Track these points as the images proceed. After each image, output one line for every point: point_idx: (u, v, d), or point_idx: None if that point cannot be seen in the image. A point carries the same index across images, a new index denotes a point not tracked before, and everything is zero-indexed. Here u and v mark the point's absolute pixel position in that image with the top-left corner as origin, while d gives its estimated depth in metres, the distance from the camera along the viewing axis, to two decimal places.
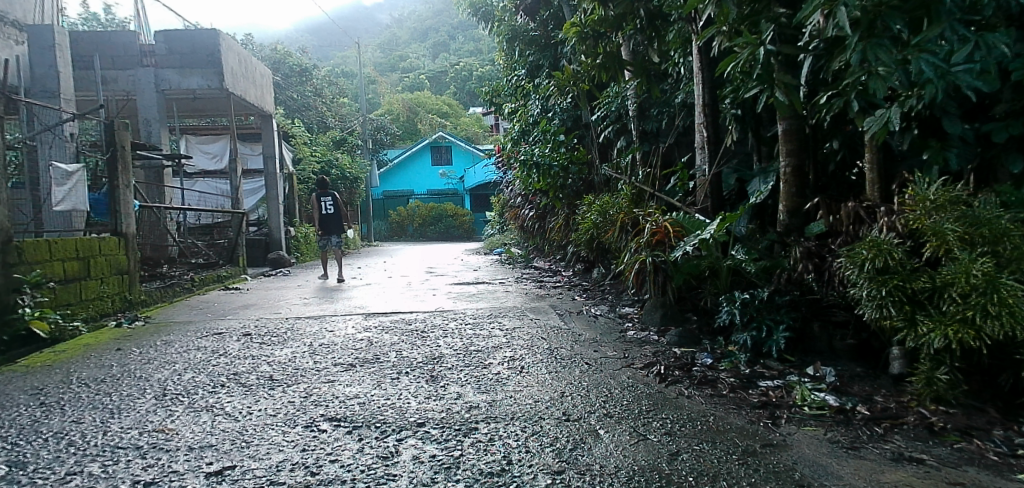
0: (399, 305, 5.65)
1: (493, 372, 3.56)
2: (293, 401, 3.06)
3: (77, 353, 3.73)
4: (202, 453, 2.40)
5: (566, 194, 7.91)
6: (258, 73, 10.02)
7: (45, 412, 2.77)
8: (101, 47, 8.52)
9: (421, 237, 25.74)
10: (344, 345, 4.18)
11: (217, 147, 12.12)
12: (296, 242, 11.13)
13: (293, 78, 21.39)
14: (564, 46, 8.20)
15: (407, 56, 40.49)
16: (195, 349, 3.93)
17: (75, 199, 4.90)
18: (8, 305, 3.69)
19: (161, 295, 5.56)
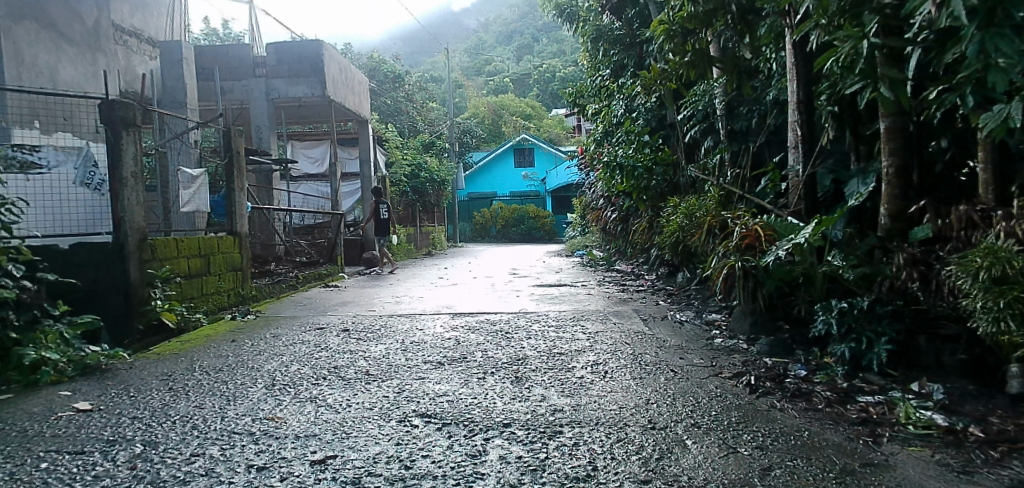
0: (484, 305, 5.75)
1: (576, 376, 3.58)
2: (387, 396, 3.21)
3: (199, 343, 4.09)
4: (307, 442, 2.57)
5: (651, 196, 7.77)
6: (356, 81, 10.51)
7: (173, 397, 3.06)
8: (220, 60, 9.21)
9: (504, 238, 26.04)
10: (433, 343, 4.33)
11: (318, 151, 12.81)
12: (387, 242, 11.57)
13: (387, 84, 22.16)
14: (650, 44, 8.04)
15: (492, 60, 41.10)
16: (300, 343, 4.20)
17: (198, 200, 5.34)
18: (144, 298, 4.07)
19: (270, 291, 5.96)
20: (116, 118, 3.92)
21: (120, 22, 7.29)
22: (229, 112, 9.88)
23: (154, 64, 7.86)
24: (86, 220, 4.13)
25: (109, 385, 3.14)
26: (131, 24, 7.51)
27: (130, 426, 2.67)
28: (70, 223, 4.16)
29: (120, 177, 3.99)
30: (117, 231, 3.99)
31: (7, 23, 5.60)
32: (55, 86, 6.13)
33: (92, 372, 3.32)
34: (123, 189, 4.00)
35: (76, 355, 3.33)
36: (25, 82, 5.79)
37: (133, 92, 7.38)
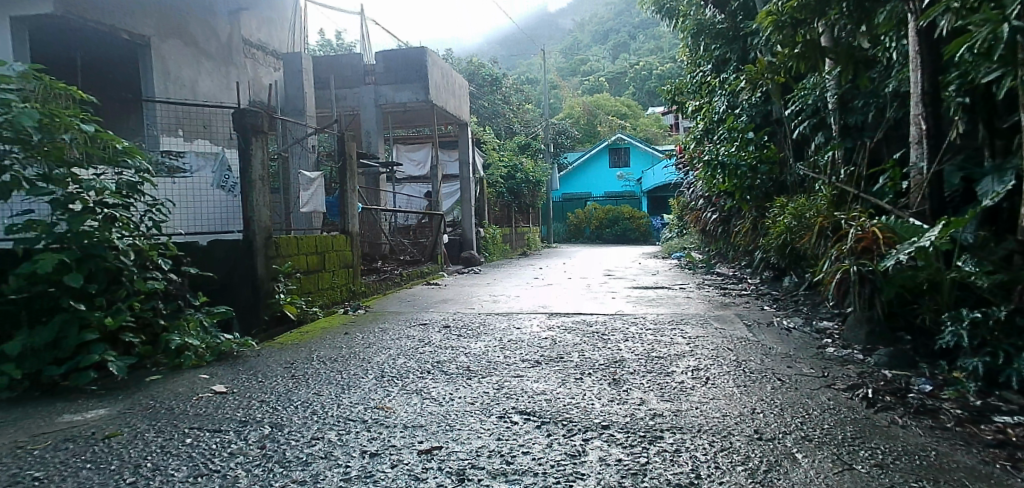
0: (581, 306, 5.74)
1: (676, 381, 3.49)
2: (487, 391, 3.28)
3: (316, 335, 4.37)
4: (413, 432, 2.68)
5: (755, 196, 7.44)
6: (457, 84, 10.80)
7: (294, 383, 3.29)
8: (334, 69, 9.80)
9: (598, 239, 25.84)
10: (531, 342, 4.38)
11: (420, 154, 13.29)
12: (484, 242, 11.79)
13: (485, 87, 22.46)
14: (755, 37, 7.67)
15: (587, 60, 40.88)
16: (405, 337, 4.39)
17: (316, 201, 5.71)
18: (269, 291, 4.40)
19: (377, 288, 6.26)
20: (246, 125, 4.28)
21: (248, 37, 7.89)
22: (342, 118, 10.51)
23: (277, 75, 8.44)
24: (220, 219, 4.51)
25: (240, 371, 3.43)
26: (258, 38, 8.11)
27: (258, 408, 2.90)
28: (207, 221, 4.49)
29: (250, 180, 4.35)
30: (246, 230, 4.34)
31: (157, 42, 6.24)
32: (196, 97, 6.77)
33: (226, 358, 3.64)
34: (252, 191, 4.36)
35: (213, 342, 3.66)
36: (172, 95, 6.43)
37: (259, 102, 7.97)
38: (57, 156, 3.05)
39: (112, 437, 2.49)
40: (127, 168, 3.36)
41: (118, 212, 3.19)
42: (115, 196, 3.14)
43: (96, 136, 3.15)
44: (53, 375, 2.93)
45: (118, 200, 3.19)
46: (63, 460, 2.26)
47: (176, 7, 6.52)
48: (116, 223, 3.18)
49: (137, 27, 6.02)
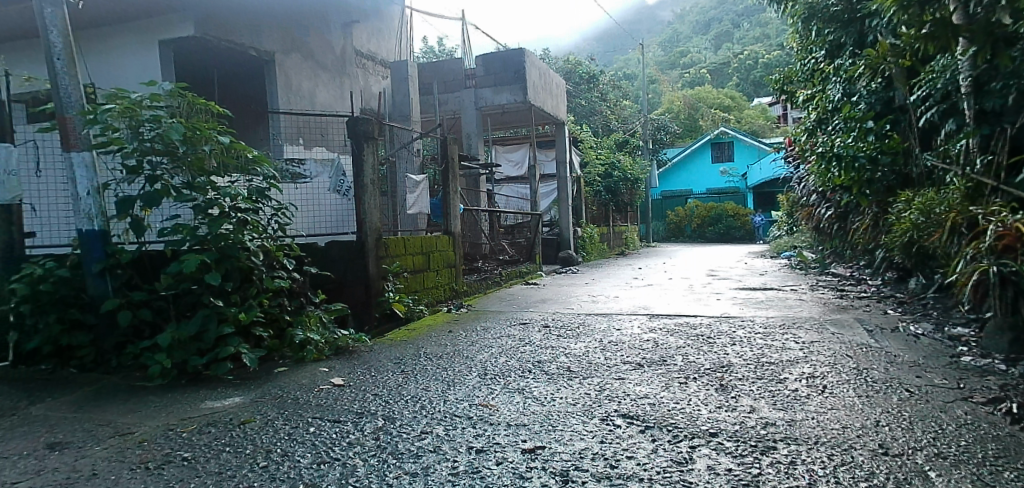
0: (684, 308, 5.57)
1: (790, 389, 3.30)
2: (589, 393, 3.26)
3: (422, 332, 4.55)
4: (517, 431, 2.72)
5: (875, 190, 6.89)
6: (554, 83, 10.82)
7: (403, 378, 3.44)
8: (437, 74, 10.12)
9: (700, 237, 24.97)
10: (632, 344, 4.31)
11: (518, 154, 13.43)
12: (582, 241, 11.72)
13: (582, 85, 22.22)
14: (874, 18, 7.08)
15: (687, 51, 39.52)
16: (506, 336, 4.46)
17: (421, 203, 5.93)
18: (379, 290, 4.63)
19: (478, 287, 6.42)
20: (359, 132, 4.52)
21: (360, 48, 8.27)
22: (444, 122, 10.83)
23: (384, 83, 8.80)
24: (337, 221, 4.80)
25: (355, 365, 3.64)
26: (368, 49, 8.51)
27: (372, 401, 3.06)
28: (327, 223, 4.83)
29: (362, 184, 4.59)
30: (359, 231, 4.59)
31: (280, 57, 6.69)
32: (314, 108, 7.21)
33: (343, 352, 3.88)
34: (365, 195, 4.59)
35: (331, 337, 3.91)
36: (293, 106, 6.88)
37: (369, 109, 8.37)
38: (199, 165, 3.39)
39: (247, 423, 2.72)
40: (257, 176, 3.64)
41: (249, 215, 3.49)
42: (246, 201, 3.45)
43: (231, 146, 3.45)
44: (196, 365, 3.23)
45: (248, 205, 3.51)
46: (207, 443, 2.49)
47: (296, 23, 6.97)
48: (247, 226, 3.46)
49: (265, 43, 6.49)
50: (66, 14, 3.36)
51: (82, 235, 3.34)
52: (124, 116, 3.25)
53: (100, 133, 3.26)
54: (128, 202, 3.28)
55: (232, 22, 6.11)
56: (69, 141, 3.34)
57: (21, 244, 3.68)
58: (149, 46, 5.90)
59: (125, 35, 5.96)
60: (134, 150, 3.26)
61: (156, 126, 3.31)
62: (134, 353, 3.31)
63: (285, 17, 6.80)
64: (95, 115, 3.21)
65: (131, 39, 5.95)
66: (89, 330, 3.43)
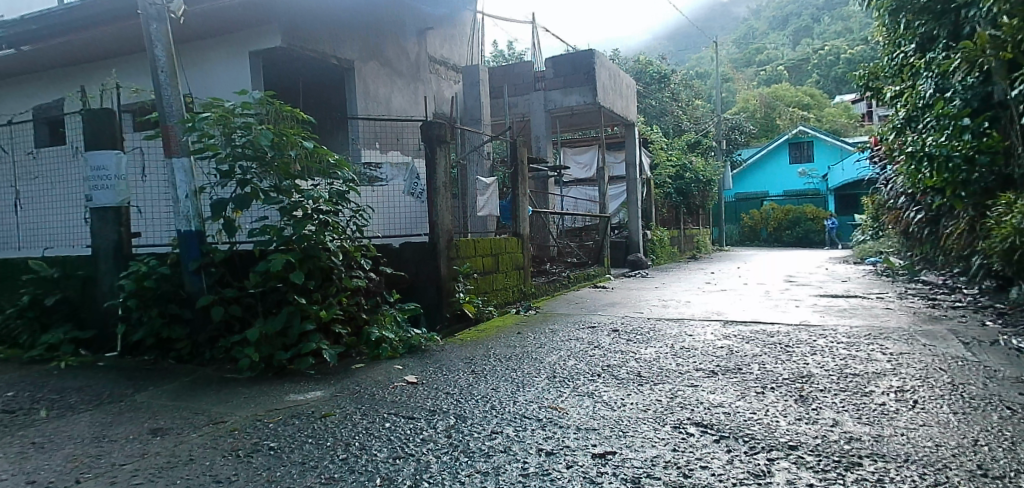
0: (760, 314, 5.39)
1: (876, 403, 3.12)
2: (660, 400, 3.21)
3: (491, 333, 4.61)
4: (587, 435, 2.71)
5: (972, 193, 6.42)
6: (624, 84, 10.69)
7: (474, 378, 3.50)
8: (508, 77, 10.21)
9: (776, 241, 24.04)
10: (705, 351, 4.20)
11: (587, 156, 13.36)
12: (652, 245, 11.53)
13: (653, 85, 21.82)
14: (972, 8, 6.59)
15: (764, 48, 38.07)
16: (575, 339, 4.45)
17: (490, 205, 6.04)
18: (450, 290, 4.73)
19: (546, 289, 6.44)
20: (433, 136, 4.64)
21: (434, 54, 8.43)
22: (514, 124, 10.91)
23: (456, 87, 8.91)
24: (410, 223, 4.93)
25: (428, 364, 3.74)
26: (441, 54, 8.66)
27: (444, 399, 3.13)
28: (399, 225, 4.97)
29: (435, 187, 4.70)
30: (432, 233, 4.69)
31: (359, 65, 6.93)
32: (389, 113, 7.41)
33: (415, 351, 3.99)
34: (437, 197, 4.70)
35: (405, 335, 4.03)
36: (371, 113, 7.12)
37: (442, 114, 8.54)
38: (284, 170, 3.57)
39: (327, 417, 2.84)
40: (337, 179, 3.79)
41: (330, 217, 3.65)
42: (328, 203, 3.61)
43: (315, 151, 3.62)
44: (281, 360, 3.42)
45: (329, 207, 3.66)
46: (291, 434, 2.62)
47: (373, 31, 7.21)
48: (328, 228, 3.62)
49: (344, 52, 6.73)
50: (168, 29, 3.61)
51: (182, 236, 3.59)
52: (218, 124, 3.48)
53: (197, 140, 3.51)
54: (221, 204, 3.50)
55: (316, 32, 6.38)
56: (170, 148, 3.60)
57: (128, 243, 3.95)
58: (240, 58, 6.24)
59: (220, 49, 6.35)
60: (227, 155, 3.48)
61: (247, 132, 3.52)
62: (226, 347, 3.52)
63: (363, 26, 7.05)
64: (193, 123, 3.45)
65: (224, 51, 6.33)
66: (186, 324, 3.66)
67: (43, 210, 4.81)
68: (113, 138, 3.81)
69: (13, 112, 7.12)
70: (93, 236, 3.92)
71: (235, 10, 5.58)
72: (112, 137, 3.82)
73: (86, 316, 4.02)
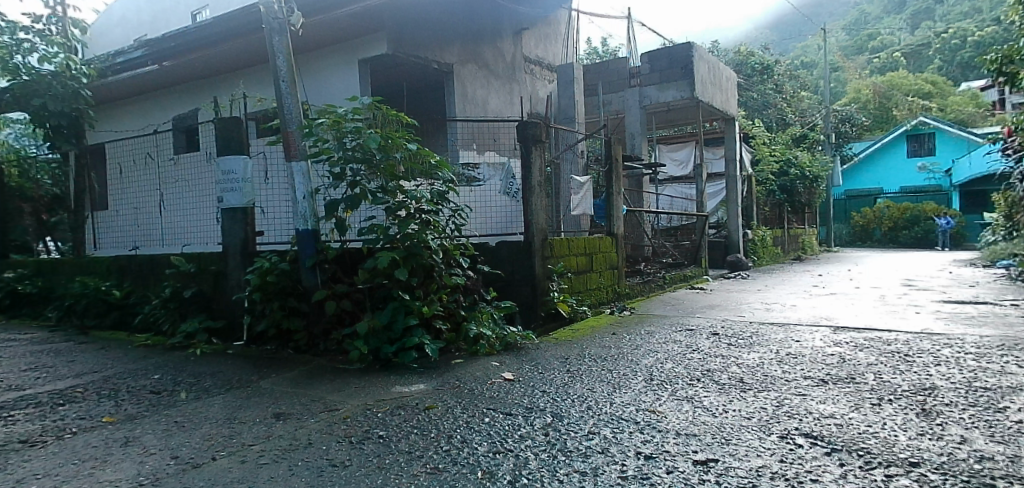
0: (875, 321, 5.03)
1: (1013, 420, 2.83)
2: (765, 408, 3.08)
3: (586, 333, 4.61)
4: (687, 440, 2.65)
5: None
6: (724, 77, 10.30)
7: (569, 377, 3.51)
8: (603, 75, 10.13)
9: (891, 242, 22.32)
10: (814, 358, 3.98)
11: (683, 154, 13.09)
12: (753, 245, 11.04)
13: (755, 77, 20.88)
14: None
15: (879, 33, 35.38)
16: (673, 342, 4.35)
17: (585, 204, 6.01)
18: (545, 289, 4.76)
19: (640, 290, 6.33)
20: (528, 135, 4.70)
21: (529, 54, 8.48)
22: (608, 122, 10.76)
23: (551, 87, 8.92)
24: (506, 222, 5.02)
25: (524, 361, 3.80)
26: (537, 54, 8.67)
27: (541, 397, 3.16)
28: (496, 225, 5.08)
29: (531, 186, 4.75)
30: (526, 232, 4.74)
31: (458, 68, 7.10)
32: (486, 114, 7.55)
33: (512, 349, 4.07)
34: (532, 196, 4.75)
35: (501, 333, 4.10)
36: (468, 114, 7.28)
37: (536, 113, 8.59)
38: (390, 172, 3.75)
39: (430, 409, 2.95)
40: (438, 180, 3.94)
41: (430, 216, 3.80)
42: (429, 203, 3.76)
43: (417, 154, 3.77)
44: (387, 353, 3.59)
45: (430, 206, 3.81)
46: (398, 424, 2.75)
47: (472, 35, 7.37)
48: (429, 227, 3.78)
49: (444, 56, 6.92)
50: (289, 41, 3.88)
51: (299, 234, 3.85)
52: (332, 129, 3.71)
53: (313, 145, 3.74)
54: (334, 204, 3.72)
55: (419, 38, 6.59)
56: (290, 152, 3.87)
57: (252, 240, 4.28)
58: (351, 65, 6.60)
59: (331, 58, 6.74)
60: (339, 158, 3.70)
61: (357, 136, 3.73)
62: (338, 339, 3.75)
63: (463, 29, 7.22)
64: (310, 128, 3.70)
65: (335, 59, 6.71)
66: (303, 316, 3.91)
67: (188, 211, 5.29)
68: (241, 144, 4.13)
69: (158, 122, 7.87)
70: (223, 235, 4.28)
71: (345, 19, 5.88)
72: (240, 142, 4.14)
73: (217, 308, 4.39)
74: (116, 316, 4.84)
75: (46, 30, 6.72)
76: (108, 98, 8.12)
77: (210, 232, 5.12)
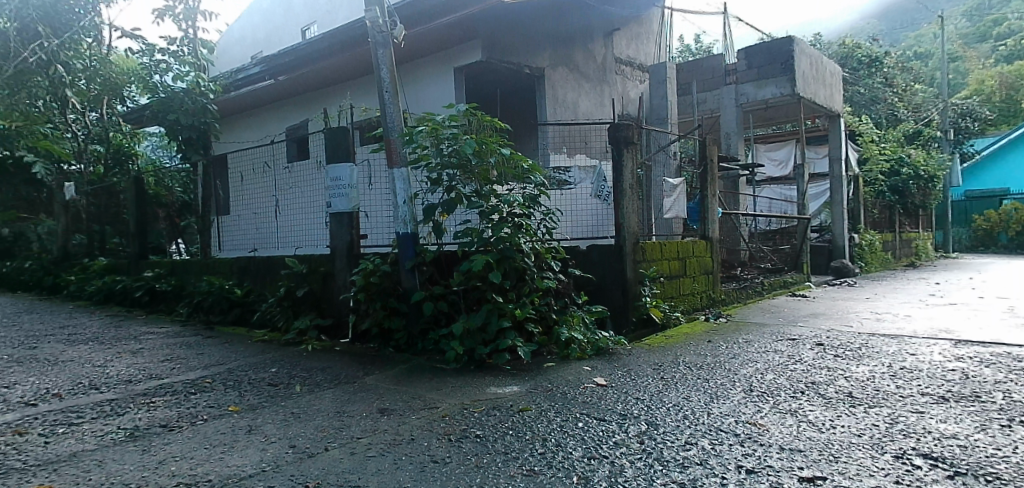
0: (1004, 335, 4.57)
1: None
2: (877, 425, 2.88)
3: (680, 340, 4.51)
4: (792, 456, 2.53)
5: None
6: (828, 72, 9.74)
7: (664, 385, 3.44)
8: (697, 73, 9.86)
9: (1020, 248, 20.26)
10: (933, 373, 3.68)
11: (782, 153, 12.69)
12: (860, 250, 10.35)
13: (862, 70, 19.63)
14: None
15: (1007, 18, 32.20)
16: (773, 352, 4.17)
17: (677, 207, 5.85)
18: (637, 294, 4.68)
19: (736, 296, 6.10)
20: (620, 138, 4.67)
21: (620, 54, 8.39)
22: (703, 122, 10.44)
23: (643, 87, 8.78)
24: (597, 225, 4.96)
25: (617, 367, 3.76)
26: (628, 54, 8.54)
27: (635, 404, 3.12)
28: (587, 227, 5.04)
29: (623, 188, 4.70)
30: (618, 235, 4.68)
31: (549, 72, 7.14)
32: (577, 117, 7.53)
33: (604, 353, 4.03)
34: (624, 199, 4.69)
35: (593, 337, 4.08)
36: (559, 118, 7.30)
37: (628, 114, 8.48)
38: (484, 176, 3.83)
39: (524, 411, 2.99)
40: (530, 183, 3.97)
41: (523, 220, 3.84)
42: (521, 207, 3.81)
43: (511, 158, 3.82)
44: (481, 354, 3.67)
45: (523, 210, 3.86)
46: (494, 424, 2.80)
47: (564, 39, 7.39)
48: (522, 230, 3.82)
49: (536, 61, 6.98)
50: (392, 53, 4.05)
51: (399, 237, 4.03)
52: (431, 136, 3.85)
53: (413, 151, 3.89)
54: (431, 208, 3.86)
55: (511, 45, 6.68)
56: (392, 159, 4.05)
57: (357, 243, 4.50)
58: (446, 73, 6.81)
59: (428, 66, 6.99)
60: (437, 164, 3.83)
61: (453, 142, 3.83)
62: (435, 339, 3.88)
63: (554, 33, 7.24)
64: (411, 135, 3.85)
65: (431, 68, 6.95)
66: (403, 316, 4.07)
67: (301, 215, 5.66)
68: (347, 152, 4.35)
69: (272, 133, 8.44)
70: (331, 238, 4.52)
71: (441, 28, 6.07)
72: (346, 150, 4.35)
73: (326, 306, 4.65)
74: (237, 313, 5.23)
75: (179, 50, 7.50)
76: (232, 110, 8.81)
77: (319, 235, 5.43)
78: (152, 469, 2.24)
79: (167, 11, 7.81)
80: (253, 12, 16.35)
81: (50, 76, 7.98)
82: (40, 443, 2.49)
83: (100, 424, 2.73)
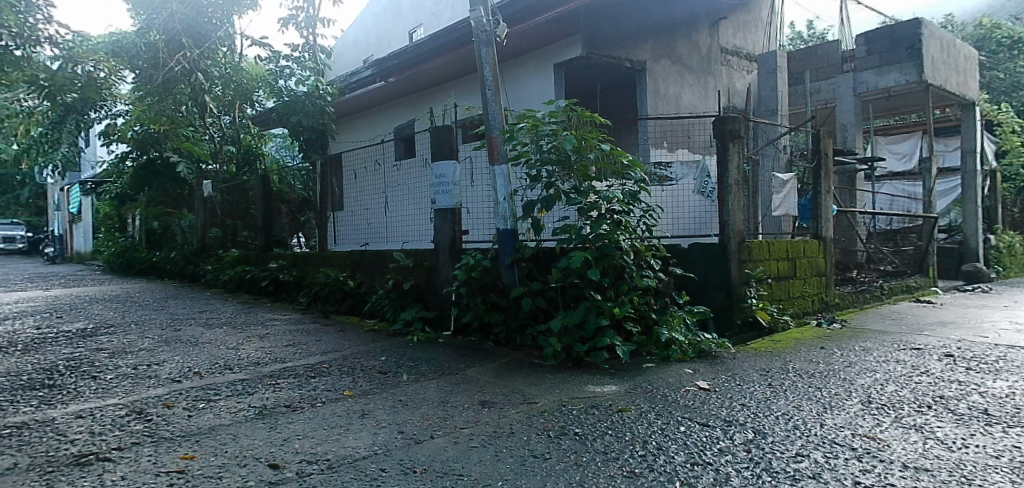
0: None
1: None
2: (1019, 447, 2.60)
3: (789, 345, 4.29)
4: (918, 475, 2.34)
5: None
6: (963, 55, 8.87)
7: (772, 392, 3.30)
8: (810, 61, 9.29)
9: None
10: None
11: (906, 145, 11.77)
12: (997, 253, 9.37)
13: (1003, 54, 17.72)
14: None
15: None
16: (895, 361, 3.87)
17: (788, 204, 5.55)
18: (742, 296, 4.50)
19: (852, 300, 5.71)
20: (726, 130, 4.53)
21: (726, 45, 8.07)
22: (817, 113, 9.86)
23: (750, 77, 8.39)
24: (701, 223, 4.79)
25: (720, 371, 3.64)
26: (734, 44, 8.20)
27: (741, 411, 3.01)
28: (689, 224, 4.87)
29: (728, 183, 4.56)
30: (722, 233, 4.52)
31: (650, 65, 6.97)
32: (679, 111, 7.33)
33: (705, 356, 3.92)
34: (728, 195, 4.55)
35: (694, 339, 3.97)
36: (661, 112, 7.14)
37: (734, 107, 8.15)
38: (584, 172, 3.83)
39: (623, 411, 2.96)
40: (630, 180, 3.92)
41: (622, 217, 3.81)
42: (621, 203, 3.78)
43: (611, 154, 3.79)
44: (579, 351, 3.67)
45: (622, 207, 3.82)
46: (592, 423, 2.80)
47: (667, 31, 7.20)
48: (621, 227, 3.78)
49: (637, 54, 6.84)
50: (495, 51, 4.14)
51: (500, 233, 4.13)
52: (531, 132, 3.88)
53: (514, 149, 3.97)
54: (531, 205, 3.91)
55: (614, 39, 6.58)
56: (494, 156, 4.16)
57: (459, 238, 4.64)
58: (546, 69, 6.85)
59: (528, 63, 7.06)
60: (536, 161, 3.88)
61: (553, 139, 3.85)
62: (533, 335, 3.93)
63: (656, 26, 7.08)
64: (512, 133, 3.92)
65: (531, 64, 7.01)
66: (503, 311, 4.15)
67: (410, 212, 5.92)
68: (451, 150, 4.49)
69: (383, 133, 8.83)
70: (435, 233, 4.70)
71: (541, 24, 6.13)
72: (450, 149, 4.50)
73: (430, 299, 4.84)
74: (350, 304, 5.55)
75: (301, 56, 8.02)
76: (348, 112, 9.32)
77: (426, 231, 5.65)
78: (278, 446, 2.43)
79: (291, 20, 8.35)
80: (365, 17, 17.22)
81: (191, 83, 8.56)
82: (185, 416, 2.77)
83: (234, 401, 2.99)
